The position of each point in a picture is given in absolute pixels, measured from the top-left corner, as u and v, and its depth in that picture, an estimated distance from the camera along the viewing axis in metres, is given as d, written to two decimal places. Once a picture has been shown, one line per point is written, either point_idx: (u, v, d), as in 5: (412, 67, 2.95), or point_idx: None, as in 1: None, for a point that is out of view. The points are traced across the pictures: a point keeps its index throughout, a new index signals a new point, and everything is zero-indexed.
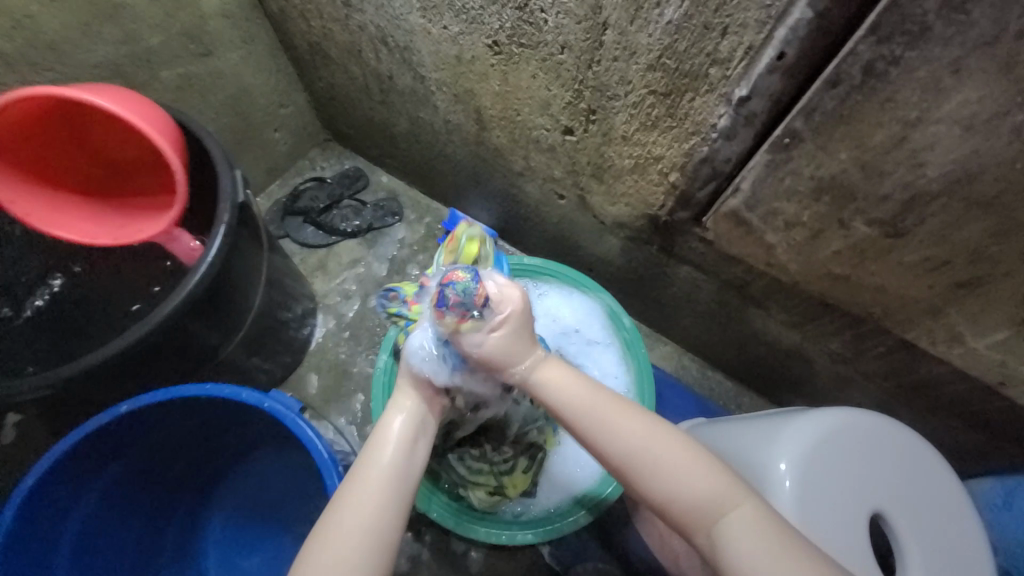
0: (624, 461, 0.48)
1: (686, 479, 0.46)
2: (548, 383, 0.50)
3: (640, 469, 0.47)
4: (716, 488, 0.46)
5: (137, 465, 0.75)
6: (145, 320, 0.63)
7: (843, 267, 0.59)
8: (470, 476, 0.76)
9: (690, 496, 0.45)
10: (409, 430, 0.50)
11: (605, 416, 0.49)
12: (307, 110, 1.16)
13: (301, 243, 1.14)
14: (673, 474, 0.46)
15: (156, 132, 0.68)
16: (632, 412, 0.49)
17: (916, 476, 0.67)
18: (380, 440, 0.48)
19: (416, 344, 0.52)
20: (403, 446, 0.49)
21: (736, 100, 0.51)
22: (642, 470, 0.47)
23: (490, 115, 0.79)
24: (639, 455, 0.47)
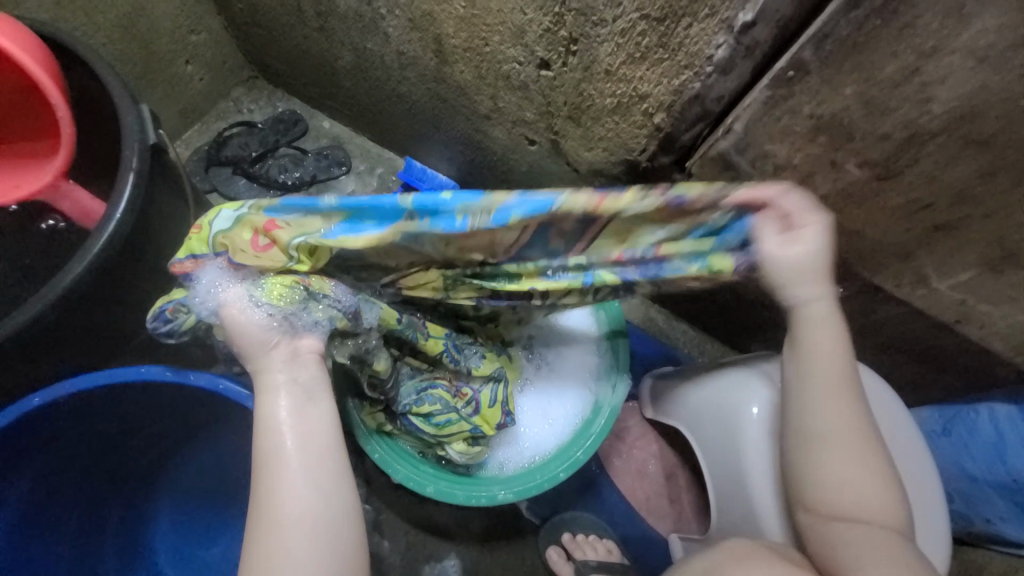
0: (821, 441, 0.57)
1: (861, 483, 0.56)
2: (825, 346, 0.56)
3: (834, 454, 0.56)
4: (877, 501, 0.56)
5: (58, 463, 0.65)
6: (42, 293, 0.52)
7: (827, 213, 0.58)
8: (449, 426, 0.71)
9: (859, 494, 0.55)
10: (294, 406, 0.51)
11: (831, 407, 0.57)
12: (225, 39, 0.98)
13: (231, 199, 0.99)
14: (852, 472, 0.56)
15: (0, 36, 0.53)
16: (854, 411, 0.57)
17: (875, 411, 0.72)
18: (265, 438, 0.50)
19: (257, 300, 0.51)
20: (298, 423, 0.50)
21: (738, 27, 0.46)
22: (836, 453, 0.56)
23: (452, 45, 0.69)
24: (830, 434, 0.57)
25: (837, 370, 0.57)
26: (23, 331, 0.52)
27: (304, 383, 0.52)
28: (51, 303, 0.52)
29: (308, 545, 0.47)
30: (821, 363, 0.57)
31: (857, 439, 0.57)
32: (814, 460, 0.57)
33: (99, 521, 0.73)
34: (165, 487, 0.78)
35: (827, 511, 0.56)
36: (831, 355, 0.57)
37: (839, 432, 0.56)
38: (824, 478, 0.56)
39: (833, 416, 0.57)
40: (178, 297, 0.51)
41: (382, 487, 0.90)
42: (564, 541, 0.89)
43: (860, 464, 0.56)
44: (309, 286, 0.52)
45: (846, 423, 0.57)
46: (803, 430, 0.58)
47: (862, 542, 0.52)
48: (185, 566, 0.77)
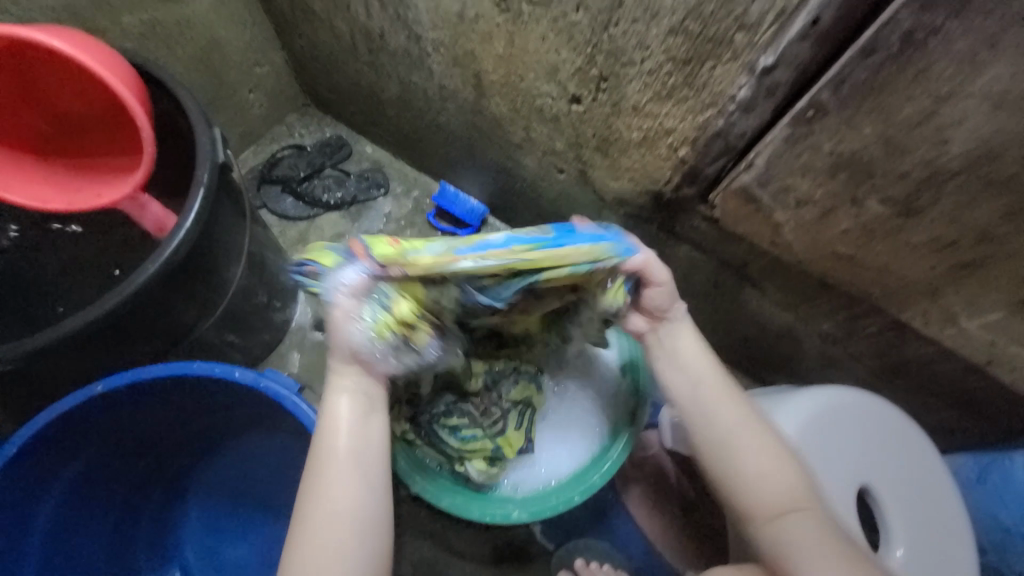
0: (722, 443, 0.57)
1: (767, 473, 0.55)
2: (686, 355, 0.62)
3: (738, 450, 0.56)
4: (793, 480, 0.55)
5: (109, 449, 0.70)
6: (121, 290, 0.57)
7: (849, 247, 0.59)
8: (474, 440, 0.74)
9: (773, 478, 0.55)
10: (359, 411, 0.54)
11: (723, 402, 0.59)
12: (286, 71, 1.07)
13: (279, 215, 1.07)
14: (758, 456, 0.56)
15: (109, 73, 0.60)
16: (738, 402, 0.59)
17: (902, 450, 0.70)
18: (328, 433, 0.54)
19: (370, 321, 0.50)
20: (356, 427, 0.54)
21: (760, 69, 0.49)
22: (735, 456, 0.56)
23: (491, 81, 0.75)
24: (730, 442, 0.57)
25: (717, 375, 0.61)
26: (95, 323, 0.57)
27: (376, 396, 0.56)
28: (127, 298, 0.58)
29: (351, 545, 0.50)
30: (699, 371, 0.60)
31: (761, 438, 0.57)
32: (720, 462, 0.57)
33: (137, 510, 0.77)
34: (197, 482, 0.82)
35: (755, 513, 0.54)
36: (698, 360, 0.61)
37: (739, 433, 0.57)
38: (740, 485, 0.56)
39: (727, 412, 0.58)
40: (315, 266, 0.49)
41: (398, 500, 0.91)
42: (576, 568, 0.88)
43: (759, 460, 0.56)
44: (409, 338, 0.52)
45: (744, 424, 0.58)
46: (711, 444, 0.58)
47: (792, 534, 0.51)
48: (209, 561, 0.80)
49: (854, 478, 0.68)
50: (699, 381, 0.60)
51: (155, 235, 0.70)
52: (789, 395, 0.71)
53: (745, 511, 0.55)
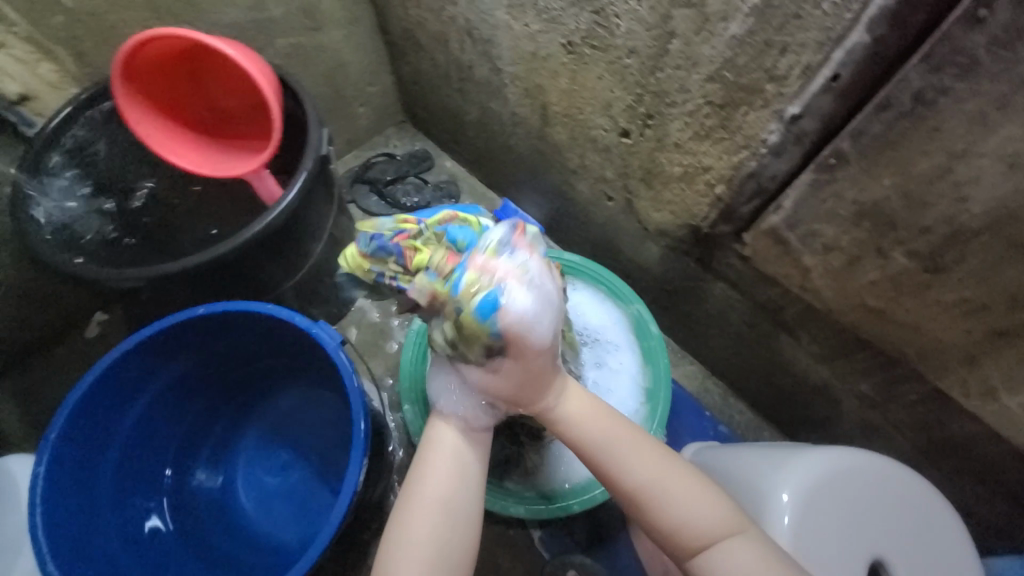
0: (634, 493, 0.56)
1: (689, 509, 0.55)
2: (584, 418, 0.59)
3: (649, 500, 0.56)
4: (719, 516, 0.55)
5: (197, 365, 0.86)
6: (230, 240, 0.73)
7: (878, 300, 0.59)
8: None
9: (696, 521, 0.55)
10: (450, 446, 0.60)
11: (625, 458, 0.57)
12: (392, 91, 1.26)
13: (364, 210, 1.24)
14: (677, 502, 0.56)
15: (257, 72, 0.76)
16: (649, 450, 0.58)
17: (924, 530, 0.66)
18: (428, 454, 0.59)
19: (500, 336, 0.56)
20: (449, 457, 0.59)
21: (788, 117, 0.53)
22: (652, 500, 0.56)
23: (555, 111, 0.84)
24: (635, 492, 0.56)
25: (615, 419, 0.60)
26: (207, 261, 0.72)
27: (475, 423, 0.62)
28: (233, 245, 0.73)
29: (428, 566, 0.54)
30: (599, 421, 0.59)
31: (669, 477, 0.57)
32: (642, 512, 0.57)
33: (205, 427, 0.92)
34: (252, 416, 0.96)
35: (690, 550, 0.56)
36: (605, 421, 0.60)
37: (650, 480, 0.56)
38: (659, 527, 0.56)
39: (629, 464, 0.57)
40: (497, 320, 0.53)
41: None
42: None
43: (689, 497, 0.56)
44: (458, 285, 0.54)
45: (652, 466, 0.57)
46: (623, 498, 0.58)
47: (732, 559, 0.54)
48: (249, 485, 0.92)
49: (868, 550, 0.65)
50: (595, 430, 0.59)
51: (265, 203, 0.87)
52: (803, 451, 0.69)
53: (674, 548, 0.57)
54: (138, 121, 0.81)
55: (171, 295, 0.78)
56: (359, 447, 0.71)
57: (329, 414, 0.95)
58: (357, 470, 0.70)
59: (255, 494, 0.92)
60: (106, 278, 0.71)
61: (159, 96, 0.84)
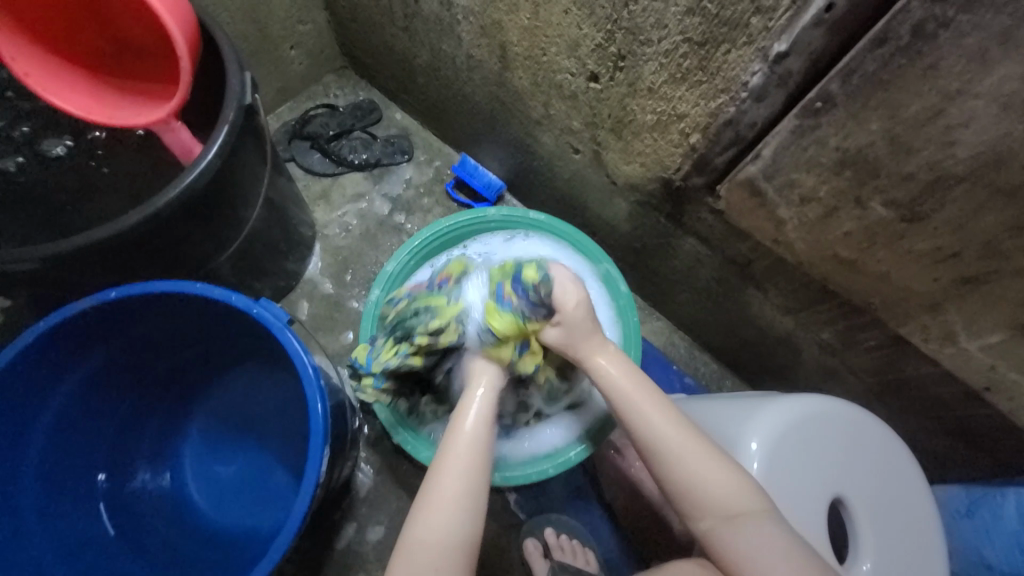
0: (658, 454, 0.63)
1: (707, 474, 0.60)
2: (618, 394, 0.66)
3: (670, 458, 0.62)
4: (731, 483, 0.59)
5: (123, 353, 0.76)
6: (141, 210, 0.62)
7: (851, 251, 0.58)
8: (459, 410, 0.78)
9: (712, 488, 0.59)
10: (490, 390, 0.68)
11: (646, 423, 0.64)
12: (327, 31, 1.11)
13: (306, 169, 1.12)
14: (700, 469, 0.60)
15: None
16: (673, 421, 0.64)
17: (881, 467, 0.70)
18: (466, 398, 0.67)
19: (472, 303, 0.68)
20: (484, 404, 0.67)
21: (773, 55, 0.49)
22: (672, 460, 0.62)
23: (515, 53, 0.76)
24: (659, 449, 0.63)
25: (648, 396, 0.66)
26: (116, 235, 0.62)
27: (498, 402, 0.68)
28: (145, 215, 0.62)
29: (457, 496, 0.60)
30: (631, 395, 0.66)
31: (703, 449, 0.62)
32: (665, 473, 0.62)
33: (141, 421, 0.83)
34: (199, 403, 0.88)
35: (698, 515, 0.60)
36: (633, 393, 0.66)
37: (682, 446, 0.62)
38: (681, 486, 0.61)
39: (653, 427, 0.64)
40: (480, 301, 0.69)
41: (384, 453, 0.93)
42: (545, 536, 0.90)
43: (716, 465, 0.60)
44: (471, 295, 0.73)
45: (684, 436, 0.63)
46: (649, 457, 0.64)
47: (744, 529, 0.57)
48: (201, 477, 0.86)
49: (829, 491, 0.68)
50: (627, 402, 0.66)
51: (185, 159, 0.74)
52: (768, 402, 0.71)
53: (689, 513, 0.61)
54: (12, 56, 0.66)
55: (72, 278, 0.66)
56: (319, 434, 0.65)
57: (281, 395, 0.89)
58: (318, 460, 0.64)
59: (210, 486, 0.86)
60: None
61: (39, 25, 0.69)
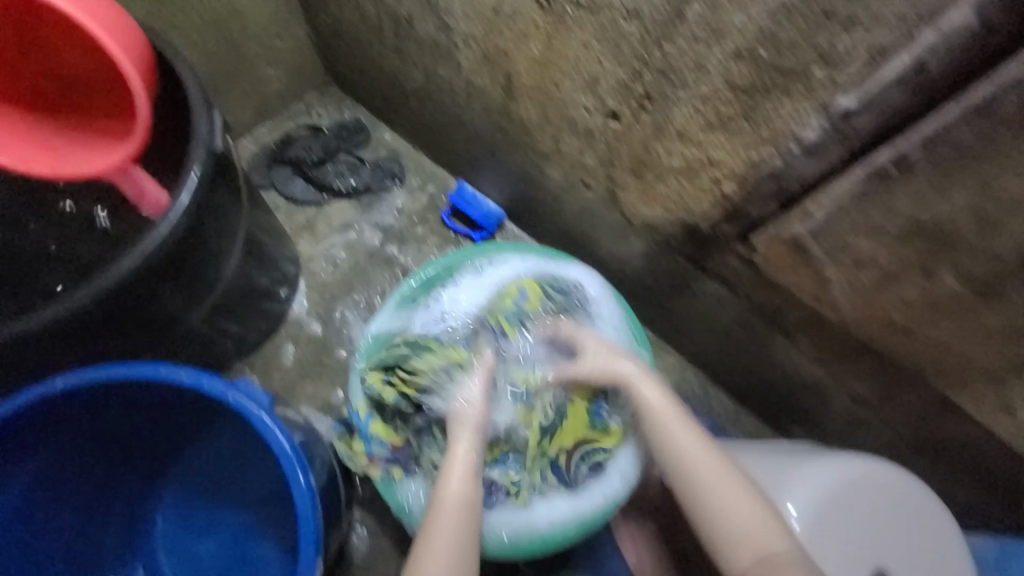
0: (685, 472, 0.63)
1: (726, 498, 0.60)
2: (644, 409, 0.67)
3: (697, 476, 0.62)
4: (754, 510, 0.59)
5: (86, 434, 0.70)
6: (89, 291, 0.54)
7: (906, 319, 0.52)
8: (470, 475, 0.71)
9: (732, 515, 0.59)
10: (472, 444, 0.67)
11: (672, 438, 0.65)
12: (308, 47, 1.01)
13: (288, 198, 1.03)
14: (716, 489, 0.60)
15: (105, 31, 0.53)
16: (698, 438, 0.65)
17: (923, 532, 0.66)
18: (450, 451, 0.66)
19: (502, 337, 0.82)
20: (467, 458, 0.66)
21: (837, 113, 0.42)
22: (693, 476, 0.62)
23: (522, 84, 0.68)
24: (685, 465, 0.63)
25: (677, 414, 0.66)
26: (62, 319, 0.54)
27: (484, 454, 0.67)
28: (95, 295, 0.54)
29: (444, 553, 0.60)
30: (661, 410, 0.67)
31: (724, 469, 0.62)
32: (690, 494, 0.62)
33: (108, 499, 0.78)
34: (173, 473, 0.82)
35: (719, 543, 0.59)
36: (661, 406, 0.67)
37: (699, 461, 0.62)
38: (701, 510, 0.61)
39: (675, 447, 0.64)
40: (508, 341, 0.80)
41: (381, 513, 0.86)
42: None
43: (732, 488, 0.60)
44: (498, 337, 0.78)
45: (705, 453, 0.63)
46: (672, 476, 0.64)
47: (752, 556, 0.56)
48: (178, 554, 0.81)
49: (870, 560, 0.63)
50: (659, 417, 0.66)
51: (149, 211, 0.64)
52: (803, 464, 0.65)
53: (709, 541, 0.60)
54: None
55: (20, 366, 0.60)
56: (308, 531, 0.58)
57: (267, 460, 0.82)
58: (311, 560, 0.58)
59: (187, 564, 0.80)
60: None
61: None
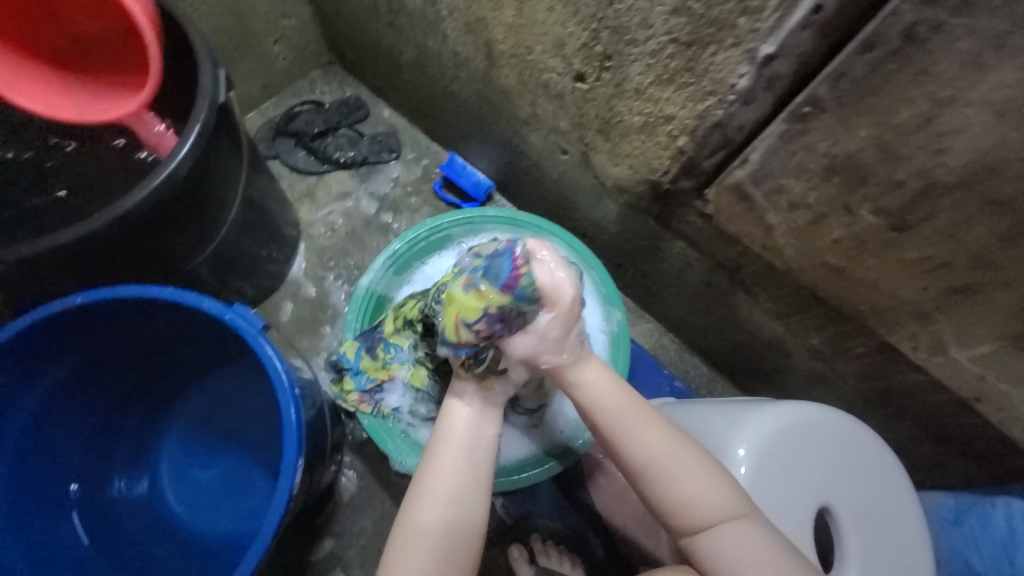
0: (643, 468, 0.58)
1: (698, 485, 0.56)
2: (601, 401, 0.59)
3: (660, 471, 0.57)
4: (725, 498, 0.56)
5: (99, 358, 0.76)
6: (104, 213, 0.59)
7: (839, 258, 0.57)
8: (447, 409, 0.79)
9: (702, 501, 0.56)
10: (474, 418, 0.58)
11: (628, 427, 0.58)
12: (312, 26, 1.08)
13: (291, 167, 1.10)
14: (684, 477, 0.57)
15: None
16: (661, 430, 0.59)
17: (867, 474, 0.70)
18: (450, 422, 0.58)
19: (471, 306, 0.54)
20: (472, 431, 0.58)
21: (762, 58, 0.48)
22: (662, 473, 0.57)
23: (501, 50, 0.74)
24: (652, 461, 0.57)
25: (629, 397, 0.60)
26: (79, 239, 0.59)
27: (490, 421, 0.59)
28: (110, 219, 0.59)
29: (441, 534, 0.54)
30: (613, 398, 0.59)
31: (687, 455, 0.58)
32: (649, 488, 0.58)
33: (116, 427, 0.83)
34: (178, 407, 0.89)
35: (692, 528, 0.56)
36: (611, 396, 0.59)
37: (663, 452, 0.57)
38: (672, 501, 0.57)
39: (637, 439, 0.58)
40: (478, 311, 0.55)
41: (369, 457, 0.92)
42: (530, 541, 0.89)
43: (701, 476, 0.57)
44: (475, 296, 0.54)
45: (667, 441, 0.58)
46: (634, 471, 0.58)
47: (735, 539, 0.55)
48: (182, 483, 0.87)
49: (814, 499, 0.67)
50: (612, 405, 0.59)
51: (163, 151, 0.72)
52: (753, 409, 0.70)
53: (679, 527, 0.57)
54: None
55: (33, 284, 0.65)
56: (293, 441, 0.64)
57: (264, 401, 0.89)
58: (293, 470, 0.63)
59: (189, 491, 0.86)
60: None
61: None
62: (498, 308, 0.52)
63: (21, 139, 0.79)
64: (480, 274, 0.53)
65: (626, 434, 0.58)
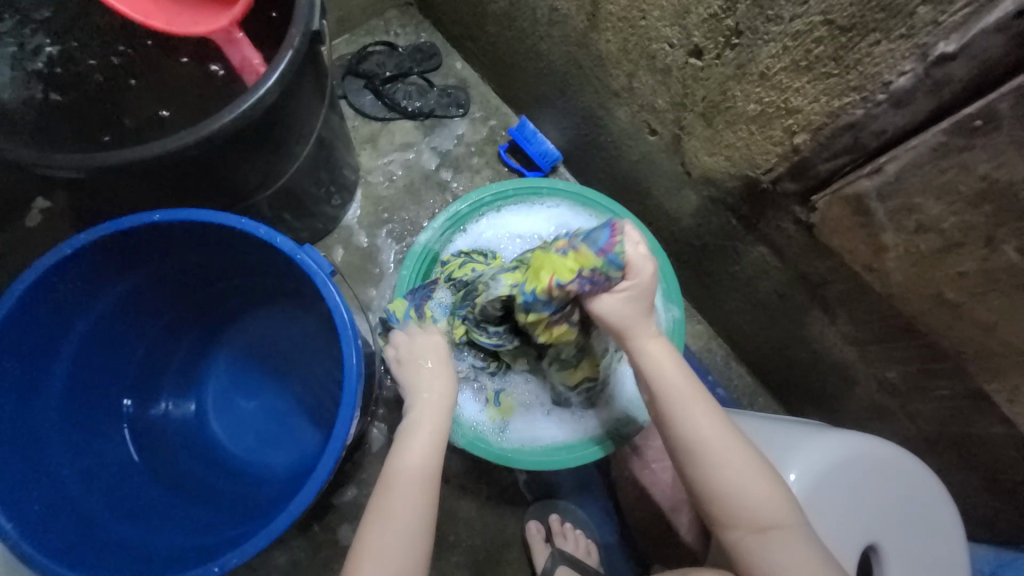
0: (691, 452, 0.56)
1: (742, 478, 0.55)
2: (655, 372, 0.58)
3: (707, 458, 0.56)
4: (771, 497, 0.54)
5: (161, 274, 0.77)
6: (193, 129, 0.57)
7: (958, 294, 0.52)
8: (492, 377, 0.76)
9: (747, 495, 0.54)
10: (431, 377, 0.63)
11: (679, 403, 0.57)
12: None
13: (356, 110, 1.07)
14: (729, 467, 0.55)
15: None
16: (713, 417, 0.57)
17: (923, 519, 0.66)
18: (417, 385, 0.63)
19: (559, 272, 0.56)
20: (432, 391, 0.62)
21: (934, 57, 0.42)
22: (707, 457, 0.56)
23: (609, 11, 0.67)
24: (700, 444, 0.56)
25: (681, 372, 0.59)
26: (166, 155, 0.57)
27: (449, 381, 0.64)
28: (196, 139, 0.57)
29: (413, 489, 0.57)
30: (667, 371, 0.58)
31: (736, 445, 0.56)
32: (693, 475, 0.56)
33: (167, 345, 0.85)
34: (227, 335, 0.89)
35: (735, 522, 0.54)
36: (663, 365, 0.59)
37: (711, 435, 0.56)
38: (713, 489, 0.55)
39: (687, 417, 0.57)
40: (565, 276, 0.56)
41: (401, 413, 0.92)
42: (550, 520, 0.90)
43: (747, 468, 0.55)
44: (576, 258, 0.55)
45: (716, 425, 0.57)
46: (680, 449, 0.57)
47: (774, 543, 0.53)
48: (224, 409, 0.88)
49: (863, 536, 0.64)
50: (663, 378, 0.58)
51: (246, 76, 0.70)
52: (812, 433, 0.67)
53: (720, 520, 0.55)
54: None
55: (111, 194, 0.65)
56: (352, 390, 0.63)
57: (308, 342, 0.89)
58: (348, 421, 0.62)
59: (228, 417, 0.88)
60: (38, 165, 0.57)
61: None
62: (590, 271, 0.54)
63: (104, 40, 0.77)
64: (580, 239, 0.56)
65: (675, 410, 0.57)
